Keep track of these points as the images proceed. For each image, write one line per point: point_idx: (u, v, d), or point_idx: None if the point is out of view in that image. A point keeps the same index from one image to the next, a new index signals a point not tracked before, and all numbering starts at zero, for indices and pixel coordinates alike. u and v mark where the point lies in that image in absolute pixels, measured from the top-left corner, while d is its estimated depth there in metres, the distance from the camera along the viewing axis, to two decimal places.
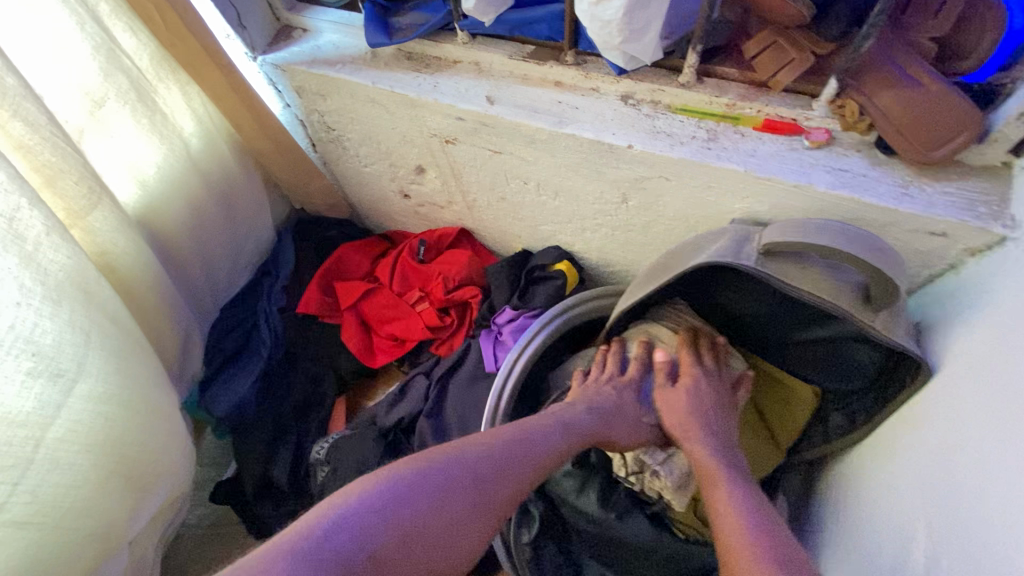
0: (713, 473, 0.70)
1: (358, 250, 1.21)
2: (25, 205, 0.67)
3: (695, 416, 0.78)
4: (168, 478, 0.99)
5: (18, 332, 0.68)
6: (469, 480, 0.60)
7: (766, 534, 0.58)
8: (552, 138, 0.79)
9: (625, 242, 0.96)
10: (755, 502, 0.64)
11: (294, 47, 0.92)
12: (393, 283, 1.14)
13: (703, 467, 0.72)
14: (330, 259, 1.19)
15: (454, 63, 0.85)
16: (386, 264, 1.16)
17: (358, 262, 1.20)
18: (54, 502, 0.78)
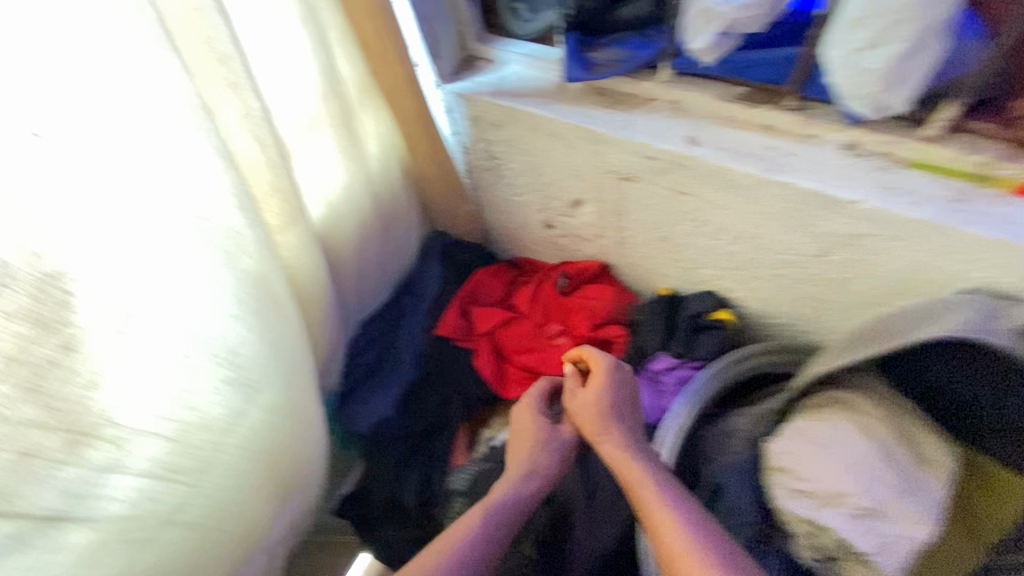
0: (631, 470, 0.72)
1: (497, 277, 1.19)
2: (236, 213, 0.64)
3: (613, 410, 0.80)
4: (305, 480, 0.96)
5: (212, 334, 0.65)
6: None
7: (705, 547, 0.60)
8: (760, 185, 0.74)
9: (804, 297, 0.89)
10: (684, 506, 0.66)
11: (478, 77, 0.94)
12: (532, 313, 1.11)
13: (623, 468, 0.73)
14: (468, 283, 1.18)
15: (649, 101, 0.83)
16: (525, 293, 1.14)
17: (494, 289, 1.18)
18: (217, 504, 0.76)
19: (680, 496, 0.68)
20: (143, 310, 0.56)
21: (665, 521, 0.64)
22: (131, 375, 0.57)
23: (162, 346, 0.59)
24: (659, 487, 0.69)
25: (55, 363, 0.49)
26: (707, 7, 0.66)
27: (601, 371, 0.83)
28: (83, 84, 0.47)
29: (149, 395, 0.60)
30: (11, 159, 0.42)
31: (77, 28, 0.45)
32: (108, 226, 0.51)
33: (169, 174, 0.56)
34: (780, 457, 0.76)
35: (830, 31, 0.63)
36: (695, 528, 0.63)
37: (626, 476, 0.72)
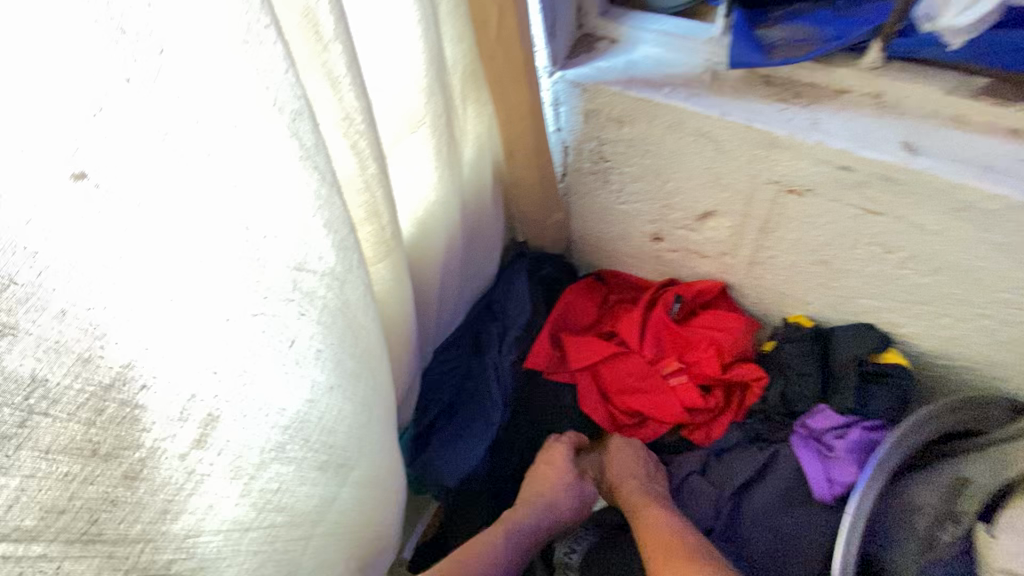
0: (648, 504, 0.82)
1: (591, 297, 1.02)
2: (328, 248, 0.44)
3: (634, 463, 0.90)
4: (390, 543, 0.78)
5: (295, 416, 0.46)
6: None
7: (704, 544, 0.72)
8: (1011, 210, 0.57)
9: (1011, 339, 0.72)
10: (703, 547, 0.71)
11: (600, 61, 0.75)
12: (640, 345, 0.92)
13: (649, 505, 0.81)
14: (559, 303, 1.00)
15: (840, 93, 0.65)
16: (630, 318, 0.94)
17: (587, 311, 1.00)
18: None
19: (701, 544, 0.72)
20: (231, 413, 0.39)
21: (670, 541, 0.72)
22: (214, 491, 0.40)
23: (251, 451, 0.43)
24: (684, 545, 0.71)
25: (116, 499, 0.33)
26: None
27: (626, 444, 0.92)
28: (138, 79, 0.27)
29: (228, 505, 0.43)
30: (45, 219, 0.25)
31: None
32: (189, 308, 0.33)
33: (269, 220, 0.38)
34: (1008, 558, 0.63)
35: None
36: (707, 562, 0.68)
37: (654, 531, 0.75)
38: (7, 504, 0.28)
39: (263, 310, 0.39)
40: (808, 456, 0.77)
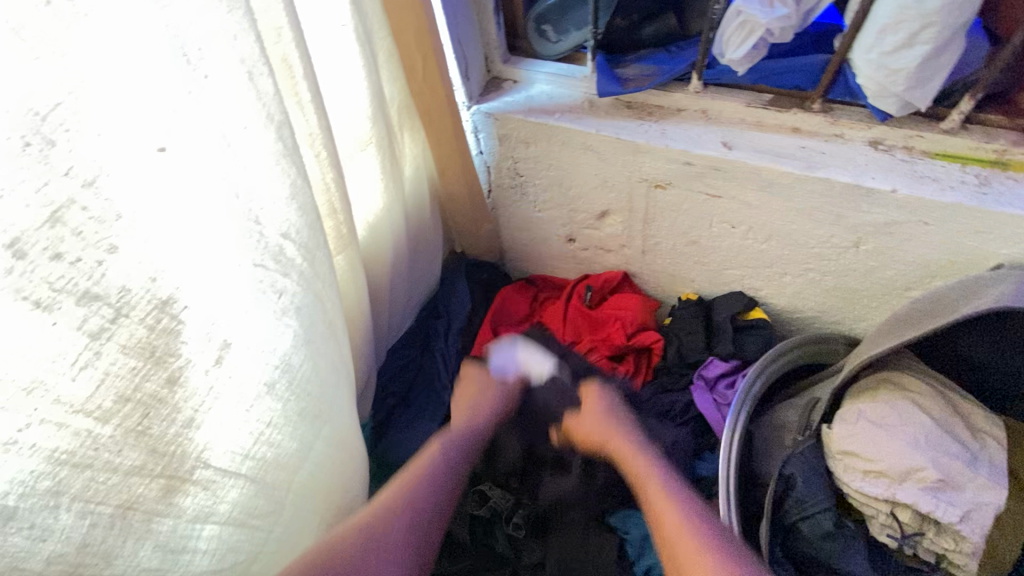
0: (622, 448, 0.70)
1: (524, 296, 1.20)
2: (304, 229, 0.59)
3: (615, 408, 0.79)
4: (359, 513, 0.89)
5: (281, 361, 0.59)
6: (415, 545, 0.61)
7: (672, 478, 0.64)
8: (798, 183, 0.80)
9: (833, 288, 0.94)
10: (678, 486, 0.62)
11: (506, 97, 0.96)
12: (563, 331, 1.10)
13: (630, 464, 0.68)
14: (499, 302, 1.17)
15: (680, 111, 0.88)
16: (554, 310, 1.14)
17: (520, 308, 1.18)
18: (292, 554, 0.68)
19: (680, 485, 0.63)
20: (239, 344, 0.52)
21: (664, 506, 0.59)
22: (227, 408, 0.53)
23: (251, 383, 0.55)
24: (658, 478, 0.64)
25: (161, 399, 0.45)
26: (747, 17, 0.71)
27: (593, 398, 0.80)
28: (192, 93, 0.42)
29: (235, 427, 0.55)
30: (139, 180, 0.39)
31: (201, 43, 0.42)
32: (215, 252, 0.47)
33: (265, 197, 0.52)
34: (845, 439, 0.80)
35: (863, 34, 0.68)
36: (707, 538, 0.55)
37: (640, 475, 0.65)
38: (97, 383, 0.40)
39: (260, 265, 0.53)
40: (703, 398, 0.97)
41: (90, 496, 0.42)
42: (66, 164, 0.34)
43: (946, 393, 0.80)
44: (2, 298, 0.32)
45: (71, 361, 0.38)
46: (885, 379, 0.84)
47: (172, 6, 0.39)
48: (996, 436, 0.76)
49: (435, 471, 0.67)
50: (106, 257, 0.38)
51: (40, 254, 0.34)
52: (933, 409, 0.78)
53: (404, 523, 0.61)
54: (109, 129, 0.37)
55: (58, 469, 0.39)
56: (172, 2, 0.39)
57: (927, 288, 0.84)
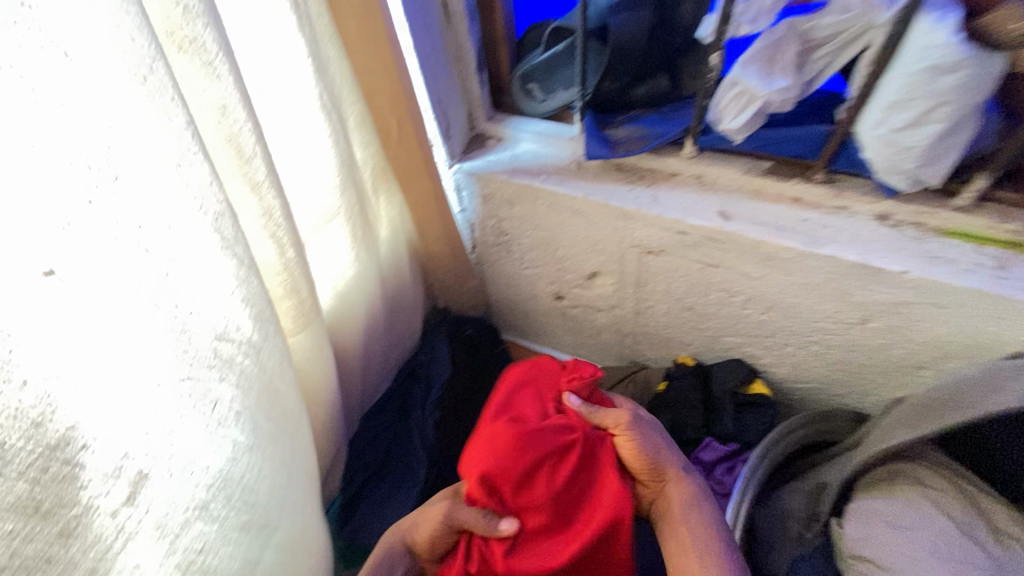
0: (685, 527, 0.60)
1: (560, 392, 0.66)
2: (248, 321, 0.52)
3: (648, 452, 0.63)
4: None
5: (214, 474, 0.51)
6: None
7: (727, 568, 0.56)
8: (800, 258, 0.74)
9: (838, 361, 0.87)
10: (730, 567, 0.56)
11: (489, 155, 0.91)
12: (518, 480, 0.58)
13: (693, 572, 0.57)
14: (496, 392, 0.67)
15: (672, 176, 0.83)
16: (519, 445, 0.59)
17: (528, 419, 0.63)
18: None
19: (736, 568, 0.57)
20: (158, 471, 0.44)
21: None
22: (140, 548, 0.45)
23: (175, 511, 0.47)
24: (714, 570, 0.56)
25: (49, 559, 0.37)
26: (743, 88, 0.66)
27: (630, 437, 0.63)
28: (100, 197, 0.36)
29: (153, 565, 0.46)
30: (23, 310, 0.32)
31: (108, 139, 0.36)
32: (126, 374, 0.40)
33: (193, 299, 0.45)
34: (856, 544, 0.72)
35: (868, 109, 0.63)
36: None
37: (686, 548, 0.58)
38: None
39: (187, 376, 0.46)
40: None
41: None
42: None
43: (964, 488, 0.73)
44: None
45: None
46: (895, 468, 0.77)
47: (65, 104, 0.33)
48: None
49: None
50: None
51: None
52: (955, 509, 0.71)
53: None
54: None
55: None
56: (66, 100, 0.32)
57: (940, 368, 0.77)
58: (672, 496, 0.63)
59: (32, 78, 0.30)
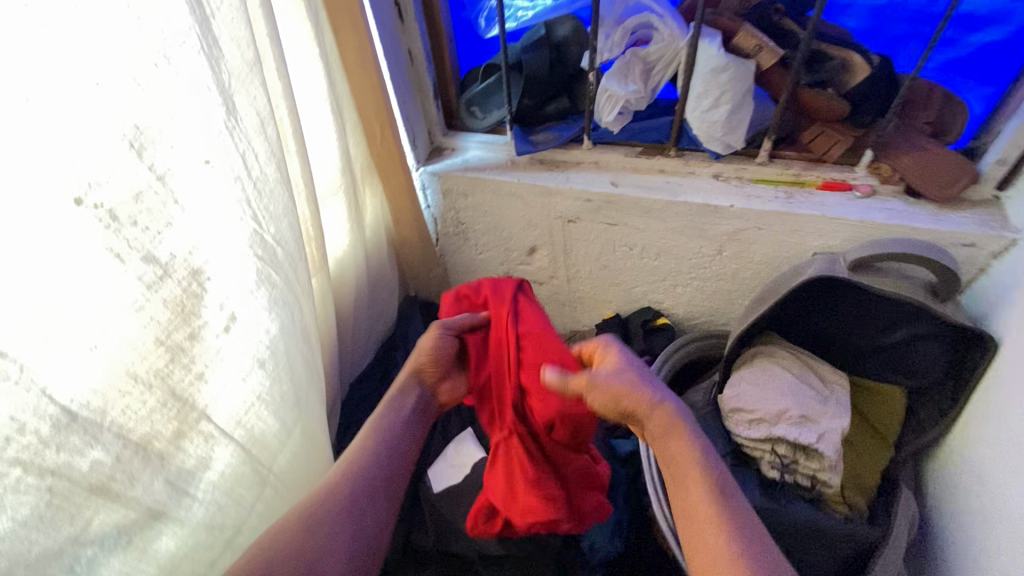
0: (664, 437, 0.74)
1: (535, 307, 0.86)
2: (291, 236, 0.78)
3: (620, 380, 0.77)
4: None
5: (267, 338, 0.75)
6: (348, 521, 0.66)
7: (714, 465, 0.69)
8: (667, 206, 1.06)
9: (713, 292, 1.18)
10: (713, 458, 0.70)
11: (446, 160, 1.22)
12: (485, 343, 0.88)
13: (681, 470, 0.70)
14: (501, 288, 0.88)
15: (578, 163, 1.15)
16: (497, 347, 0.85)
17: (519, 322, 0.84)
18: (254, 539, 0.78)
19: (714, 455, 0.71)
20: (242, 318, 0.70)
21: (693, 480, 0.68)
22: (221, 384, 0.69)
23: (245, 356, 0.71)
24: (702, 467, 0.69)
25: (184, 350, 0.62)
26: (611, 92, 1.00)
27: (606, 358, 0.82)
28: (233, 129, 0.65)
29: (231, 389, 0.70)
30: (190, 180, 0.61)
31: (237, 99, 0.65)
32: (232, 242, 0.67)
33: (268, 211, 0.72)
34: (731, 399, 0.96)
35: (688, 102, 0.98)
36: (744, 534, 0.61)
37: (676, 451, 0.72)
38: (145, 322, 0.57)
39: (261, 260, 0.71)
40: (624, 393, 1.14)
41: (128, 416, 0.57)
42: (150, 163, 0.56)
43: (800, 355, 1.01)
44: (97, 242, 0.52)
45: (132, 301, 0.56)
46: (754, 350, 1.04)
47: (223, 74, 0.63)
48: (842, 384, 0.97)
49: (362, 474, 0.71)
50: (163, 229, 0.58)
51: (125, 220, 0.54)
52: (795, 367, 0.98)
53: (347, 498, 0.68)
54: (176, 141, 0.59)
55: (111, 385, 0.55)
56: (223, 72, 0.63)
57: None
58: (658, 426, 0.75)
59: (214, 59, 0.61)
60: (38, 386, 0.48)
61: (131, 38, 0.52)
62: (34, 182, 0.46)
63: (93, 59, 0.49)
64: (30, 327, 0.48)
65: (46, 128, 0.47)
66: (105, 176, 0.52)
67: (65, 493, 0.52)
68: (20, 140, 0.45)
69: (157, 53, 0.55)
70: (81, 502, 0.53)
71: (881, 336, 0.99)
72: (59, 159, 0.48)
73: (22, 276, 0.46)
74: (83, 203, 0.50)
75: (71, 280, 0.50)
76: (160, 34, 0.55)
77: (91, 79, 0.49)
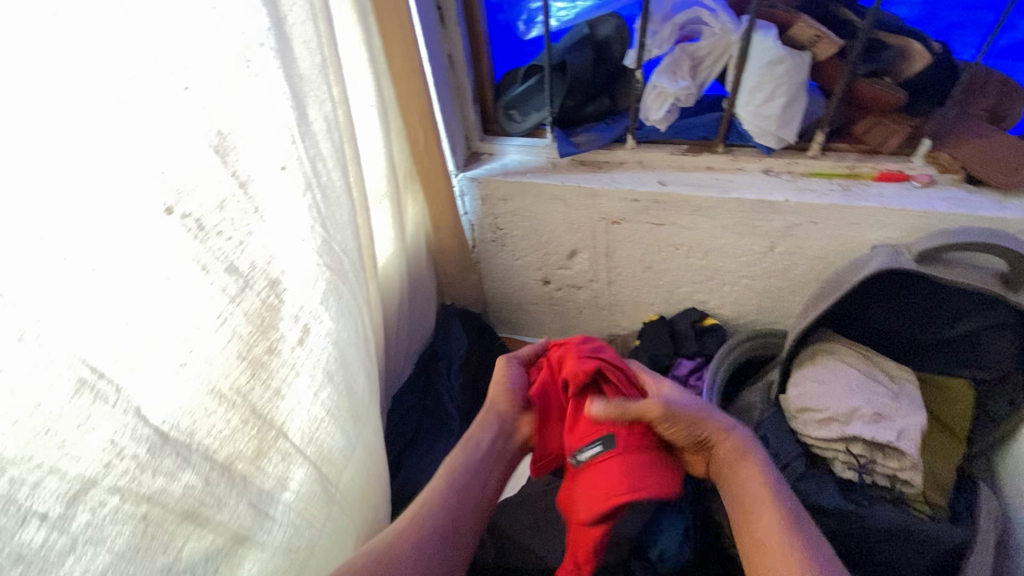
0: (732, 467, 0.75)
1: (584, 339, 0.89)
2: (354, 245, 0.76)
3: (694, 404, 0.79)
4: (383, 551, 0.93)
5: (336, 349, 0.73)
6: (439, 544, 0.67)
7: (780, 495, 0.70)
8: (718, 204, 1.05)
9: (762, 290, 1.16)
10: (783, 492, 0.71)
11: (485, 165, 1.20)
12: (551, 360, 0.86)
13: (749, 501, 0.70)
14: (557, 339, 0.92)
15: (622, 164, 1.14)
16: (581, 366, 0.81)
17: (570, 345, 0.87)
18: (325, 562, 0.75)
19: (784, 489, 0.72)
20: (315, 330, 0.68)
21: (762, 509, 0.69)
22: (295, 399, 0.67)
23: (317, 369, 0.70)
24: (772, 495, 0.70)
25: (263, 364, 0.61)
26: (660, 89, 0.98)
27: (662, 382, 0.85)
28: (305, 136, 0.64)
29: (306, 405, 0.69)
30: (267, 188, 0.60)
31: (306, 106, 0.64)
32: (305, 251, 0.66)
33: (335, 219, 0.71)
34: (797, 399, 0.94)
35: (739, 96, 0.97)
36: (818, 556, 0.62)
37: (746, 478, 0.73)
38: (229, 336, 0.56)
39: (329, 270, 0.70)
40: None
41: (214, 434, 0.55)
42: (234, 170, 0.55)
43: (863, 351, 0.99)
44: (187, 255, 0.51)
45: (216, 314, 0.54)
46: (814, 348, 1.01)
47: (294, 80, 0.62)
48: (909, 378, 0.95)
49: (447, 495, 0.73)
50: (245, 240, 0.57)
51: (212, 231, 0.53)
52: (860, 362, 0.96)
53: (434, 521, 0.69)
54: (256, 151, 0.58)
55: (200, 403, 0.54)
56: (294, 78, 0.62)
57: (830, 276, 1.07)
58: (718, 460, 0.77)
59: (286, 62, 0.60)
60: (135, 403, 0.47)
61: (213, 39, 0.51)
62: (127, 193, 0.45)
63: (181, 65, 0.48)
64: (127, 343, 0.46)
65: (134, 134, 0.45)
66: (194, 184, 0.51)
67: (158, 521, 0.50)
68: (111, 150, 0.43)
69: (238, 57, 0.54)
70: (172, 529, 0.52)
71: (947, 329, 0.97)
72: (153, 167, 0.47)
73: (117, 288, 0.45)
74: (173, 211, 0.49)
75: (163, 292, 0.49)
76: (241, 36, 0.54)
77: (181, 83, 0.49)
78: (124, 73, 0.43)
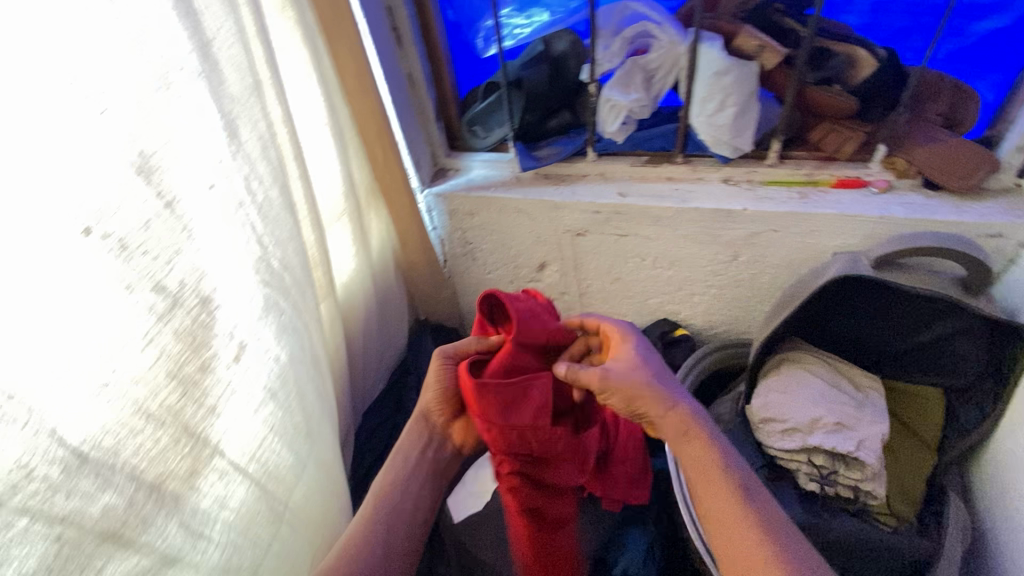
0: (683, 448, 0.67)
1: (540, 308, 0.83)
2: (298, 262, 0.77)
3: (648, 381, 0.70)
4: None
5: (279, 365, 0.73)
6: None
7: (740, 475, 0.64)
8: (677, 214, 1.04)
9: (730, 299, 1.15)
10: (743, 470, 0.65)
11: (450, 181, 1.21)
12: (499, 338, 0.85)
13: (705, 480, 0.65)
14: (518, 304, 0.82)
15: (584, 176, 1.15)
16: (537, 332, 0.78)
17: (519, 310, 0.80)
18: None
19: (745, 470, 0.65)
20: (252, 348, 0.69)
21: (720, 495, 0.63)
22: (233, 417, 0.67)
23: (258, 386, 0.70)
24: (725, 476, 0.64)
25: (195, 382, 0.61)
26: (613, 102, 0.99)
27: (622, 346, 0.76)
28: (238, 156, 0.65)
29: (245, 423, 0.69)
30: (197, 207, 0.61)
31: (239, 126, 0.65)
32: (241, 268, 0.67)
33: (275, 237, 0.72)
34: (760, 409, 0.92)
35: (692, 108, 0.97)
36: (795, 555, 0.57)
37: (698, 459, 0.66)
38: (155, 356, 0.56)
39: (268, 287, 0.71)
40: None
41: (140, 452, 0.56)
42: (159, 191, 0.56)
43: (827, 359, 0.97)
44: (107, 275, 0.51)
45: (141, 331, 0.55)
46: (779, 357, 1.00)
47: (225, 102, 0.63)
48: (875, 387, 0.93)
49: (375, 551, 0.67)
50: (173, 259, 0.58)
51: (135, 250, 0.54)
52: (824, 370, 0.95)
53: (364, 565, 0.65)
54: (183, 171, 0.59)
55: (123, 422, 0.54)
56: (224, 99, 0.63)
57: None
58: (673, 428, 0.69)
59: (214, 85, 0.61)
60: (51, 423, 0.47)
61: (132, 66, 0.52)
62: (41, 214, 0.46)
63: (99, 90, 0.49)
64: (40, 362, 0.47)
65: (46, 156, 0.46)
66: (116, 205, 0.52)
67: (74, 543, 0.50)
68: (18, 171, 0.44)
69: (159, 81, 0.55)
70: (91, 550, 0.51)
71: (913, 335, 0.94)
72: (70, 188, 0.48)
73: (29, 309, 0.45)
74: (92, 232, 0.50)
75: (81, 310, 0.50)
76: (160, 59, 0.55)
77: (98, 107, 0.50)
78: (33, 96, 0.45)
